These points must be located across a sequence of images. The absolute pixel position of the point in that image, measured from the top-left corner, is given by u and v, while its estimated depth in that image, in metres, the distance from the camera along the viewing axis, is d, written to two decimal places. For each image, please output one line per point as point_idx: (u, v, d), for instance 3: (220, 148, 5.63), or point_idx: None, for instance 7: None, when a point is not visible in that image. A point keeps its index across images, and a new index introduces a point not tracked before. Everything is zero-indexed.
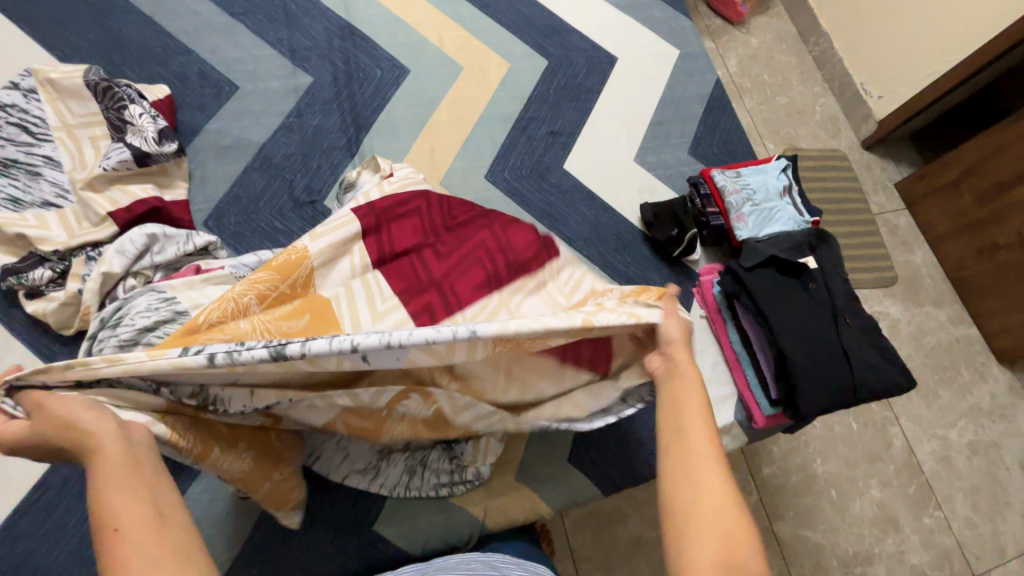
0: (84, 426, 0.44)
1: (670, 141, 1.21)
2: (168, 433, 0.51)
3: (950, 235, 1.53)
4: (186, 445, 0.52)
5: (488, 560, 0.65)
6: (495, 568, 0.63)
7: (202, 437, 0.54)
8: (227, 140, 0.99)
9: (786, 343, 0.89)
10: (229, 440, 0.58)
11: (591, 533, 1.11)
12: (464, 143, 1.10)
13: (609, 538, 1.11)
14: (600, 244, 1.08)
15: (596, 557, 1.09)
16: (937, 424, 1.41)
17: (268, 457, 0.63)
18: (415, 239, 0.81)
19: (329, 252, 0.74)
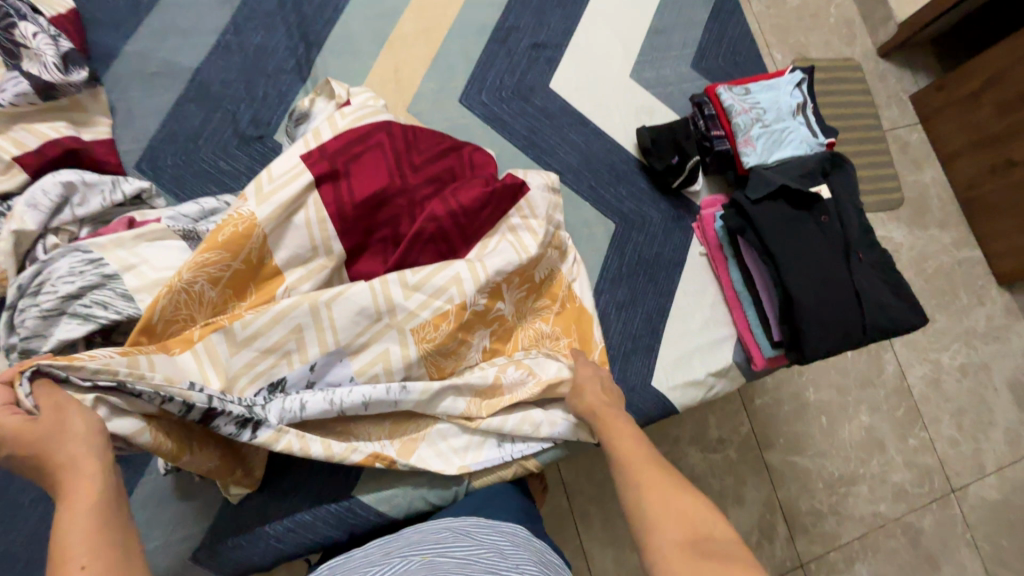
0: (63, 450, 0.44)
1: (669, 52, 1.06)
2: (152, 439, 0.54)
3: (962, 152, 1.42)
4: (167, 447, 0.56)
5: (457, 529, 0.60)
6: (464, 536, 0.59)
7: (179, 439, 0.57)
8: (153, 65, 0.85)
9: (793, 284, 0.82)
10: (200, 440, 0.60)
11: (584, 469, 1.10)
12: (433, 61, 0.95)
13: (601, 472, 1.11)
14: (590, 175, 0.97)
15: (588, 491, 1.09)
16: (931, 348, 1.38)
17: (233, 453, 0.65)
18: (379, 184, 0.73)
19: (280, 214, 0.67)
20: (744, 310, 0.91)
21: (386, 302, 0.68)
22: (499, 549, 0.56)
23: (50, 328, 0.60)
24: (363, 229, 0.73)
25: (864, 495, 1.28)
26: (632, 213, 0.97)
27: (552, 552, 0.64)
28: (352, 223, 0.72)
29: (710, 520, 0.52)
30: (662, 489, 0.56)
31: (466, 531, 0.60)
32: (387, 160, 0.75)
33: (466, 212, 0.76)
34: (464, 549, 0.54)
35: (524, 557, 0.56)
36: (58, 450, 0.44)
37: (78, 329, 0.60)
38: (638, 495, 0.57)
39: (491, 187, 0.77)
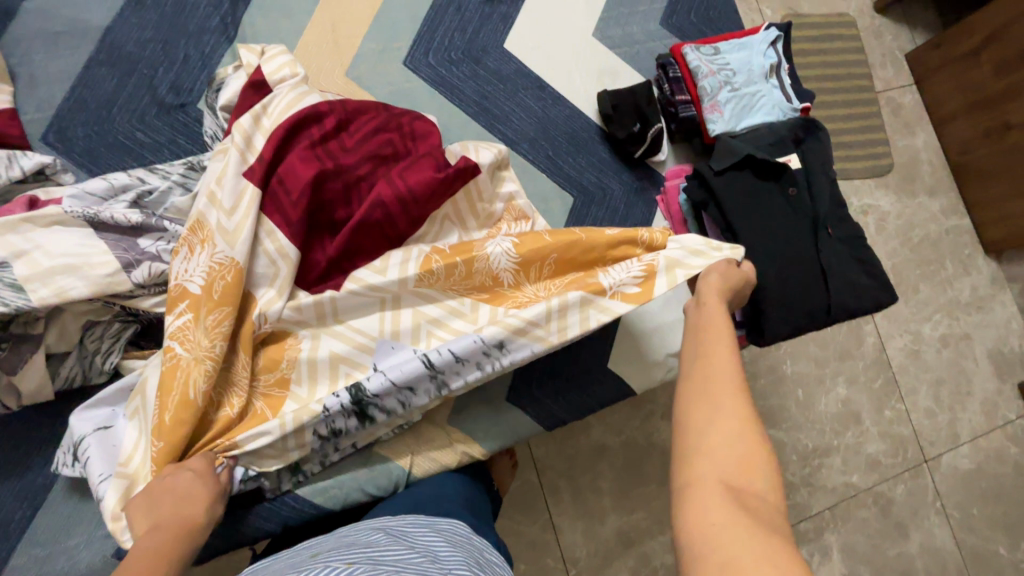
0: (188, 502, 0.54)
1: (638, 7, 0.97)
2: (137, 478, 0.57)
3: (956, 115, 1.34)
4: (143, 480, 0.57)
5: (390, 531, 0.57)
6: (397, 538, 0.55)
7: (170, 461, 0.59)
8: (58, 25, 0.77)
9: (755, 262, 0.77)
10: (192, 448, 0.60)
11: (554, 445, 1.08)
12: (376, 17, 0.87)
13: (572, 449, 1.09)
14: (549, 144, 0.91)
15: (559, 466, 1.07)
16: (912, 319, 1.35)
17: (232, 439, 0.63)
18: (313, 170, 0.67)
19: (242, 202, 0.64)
20: None
21: (368, 289, 0.66)
22: (432, 554, 0.53)
23: None
24: (315, 217, 0.69)
25: (837, 466, 1.27)
26: (593, 186, 0.91)
27: (495, 555, 0.61)
28: (291, 210, 0.65)
29: (766, 470, 0.41)
30: (739, 427, 0.44)
31: (399, 533, 0.57)
32: (319, 149, 0.69)
33: (414, 198, 0.70)
34: (393, 554, 0.51)
35: (458, 559, 0.53)
36: (178, 499, 0.53)
37: None
38: (704, 415, 0.45)
39: (442, 172, 0.72)
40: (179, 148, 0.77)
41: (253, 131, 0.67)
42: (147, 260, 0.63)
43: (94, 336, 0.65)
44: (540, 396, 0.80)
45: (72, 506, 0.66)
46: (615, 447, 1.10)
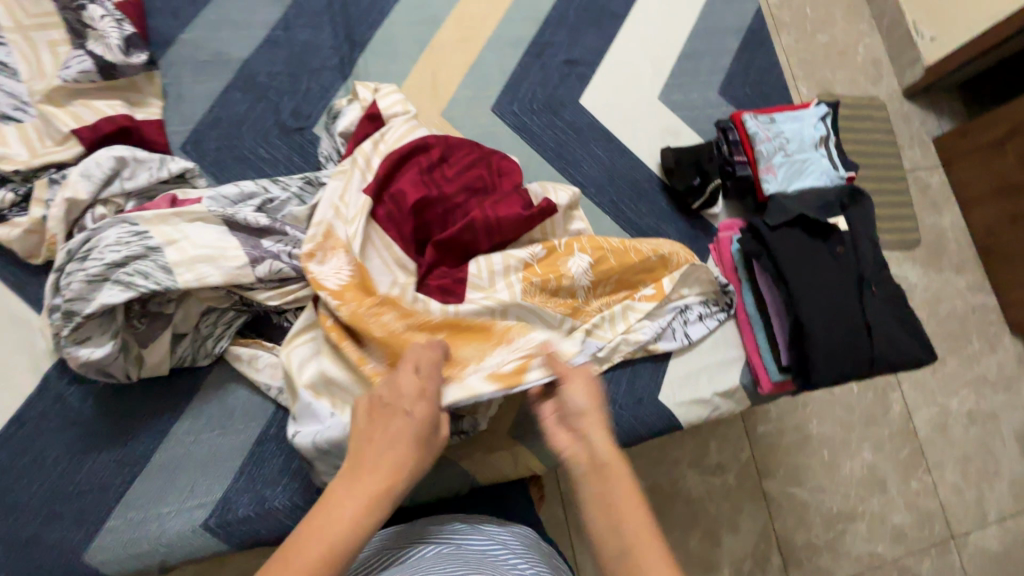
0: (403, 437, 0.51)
1: (698, 78, 1.09)
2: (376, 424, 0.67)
3: (982, 199, 1.42)
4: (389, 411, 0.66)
5: (474, 542, 0.60)
6: (484, 548, 0.59)
7: None
8: (205, 54, 0.89)
9: (804, 311, 0.84)
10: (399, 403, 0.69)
11: (581, 481, 1.08)
12: (470, 69, 0.99)
13: None
14: (613, 190, 1.00)
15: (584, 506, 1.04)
16: (939, 392, 1.38)
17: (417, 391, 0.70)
18: (419, 195, 0.77)
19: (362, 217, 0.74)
20: (754, 332, 0.92)
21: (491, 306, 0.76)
22: (523, 563, 0.57)
23: (93, 293, 0.64)
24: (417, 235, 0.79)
25: (862, 533, 1.27)
26: (650, 231, 0.99)
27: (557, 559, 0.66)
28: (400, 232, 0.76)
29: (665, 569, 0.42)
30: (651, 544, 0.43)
31: (482, 544, 0.60)
32: (426, 176, 0.79)
33: (499, 225, 0.80)
34: (494, 563, 0.55)
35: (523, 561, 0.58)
36: (393, 445, 0.51)
37: (122, 295, 0.63)
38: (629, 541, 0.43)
39: (528, 213, 0.82)
40: (293, 165, 0.87)
41: (372, 154, 0.78)
42: (268, 257, 0.71)
43: (209, 321, 0.73)
44: None
45: (167, 476, 0.72)
46: (639, 490, 1.11)
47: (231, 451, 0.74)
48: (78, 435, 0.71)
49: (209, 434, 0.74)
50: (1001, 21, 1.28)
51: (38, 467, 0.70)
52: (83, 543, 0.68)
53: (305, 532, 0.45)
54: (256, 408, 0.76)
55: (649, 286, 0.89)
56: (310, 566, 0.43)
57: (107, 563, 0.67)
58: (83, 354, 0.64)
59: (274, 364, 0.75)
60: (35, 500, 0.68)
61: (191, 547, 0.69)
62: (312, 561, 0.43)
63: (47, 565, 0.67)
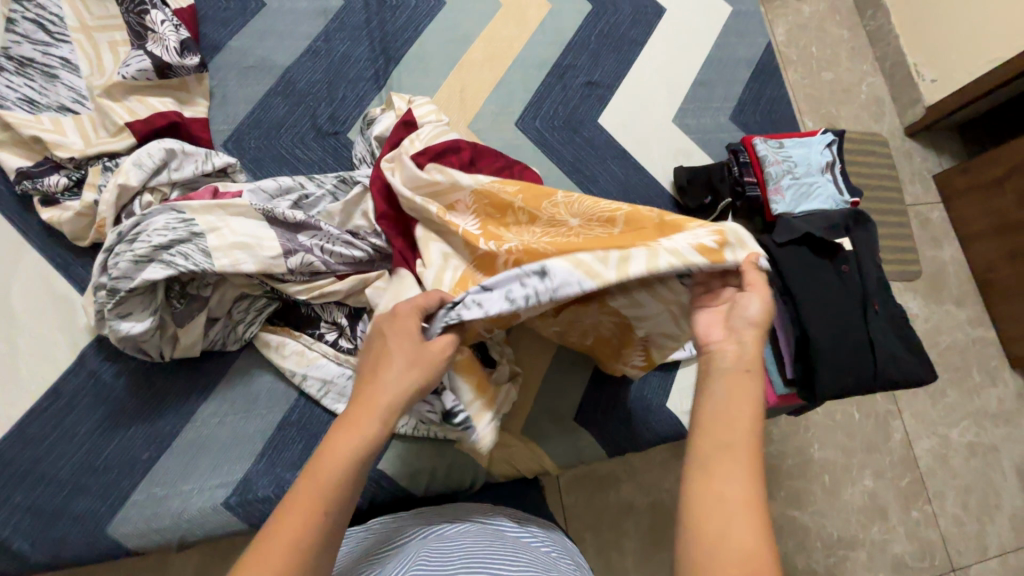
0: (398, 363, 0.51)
1: (711, 104, 1.15)
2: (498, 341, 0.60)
3: (981, 235, 1.47)
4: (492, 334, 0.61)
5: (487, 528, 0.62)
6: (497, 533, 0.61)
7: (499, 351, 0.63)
8: (251, 60, 0.95)
9: (811, 324, 0.87)
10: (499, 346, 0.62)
11: (585, 495, 1.06)
12: (496, 86, 1.05)
13: (600, 502, 1.06)
14: (627, 205, 1.04)
15: (586, 518, 1.05)
16: (940, 422, 1.38)
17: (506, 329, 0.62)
18: None
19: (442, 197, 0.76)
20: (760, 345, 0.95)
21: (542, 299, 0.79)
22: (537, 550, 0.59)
23: (138, 271, 0.68)
24: None
25: (863, 561, 1.25)
26: None
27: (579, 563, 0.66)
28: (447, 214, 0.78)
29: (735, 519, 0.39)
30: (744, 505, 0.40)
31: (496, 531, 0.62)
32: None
33: None
34: (511, 549, 0.56)
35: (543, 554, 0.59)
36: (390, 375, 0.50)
37: (164, 273, 0.67)
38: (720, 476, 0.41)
39: None
40: (327, 167, 0.92)
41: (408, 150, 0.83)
42: (302, 250, 0.75)
43: (242, 307, 0.77)
44: (604, 422, 0.88)
45: (191, 455, 0.74)
46: (642, 507, 1.07)
47: (253, 435, 0.76)
48: (109, 411, 0.74)
49: (233, 417, 0.76)
50: (999, 66, 1.34)
51: (70, 439, 0.72)
52: (107, 515, 0.69)
53: (307, 486, 0.43)
54: (280, 394, 0.78)
55: None
56: (310, 513, 0.42)
57: (130, 537, 0.69)
58: (125, 328, 0.69)
59: (300, 351, 0.78)
60: (65, 471, 0.71)
61: (210, 525, 0.71)
62: (307, 510, 0.42)
63: (71, 536, 0.68)
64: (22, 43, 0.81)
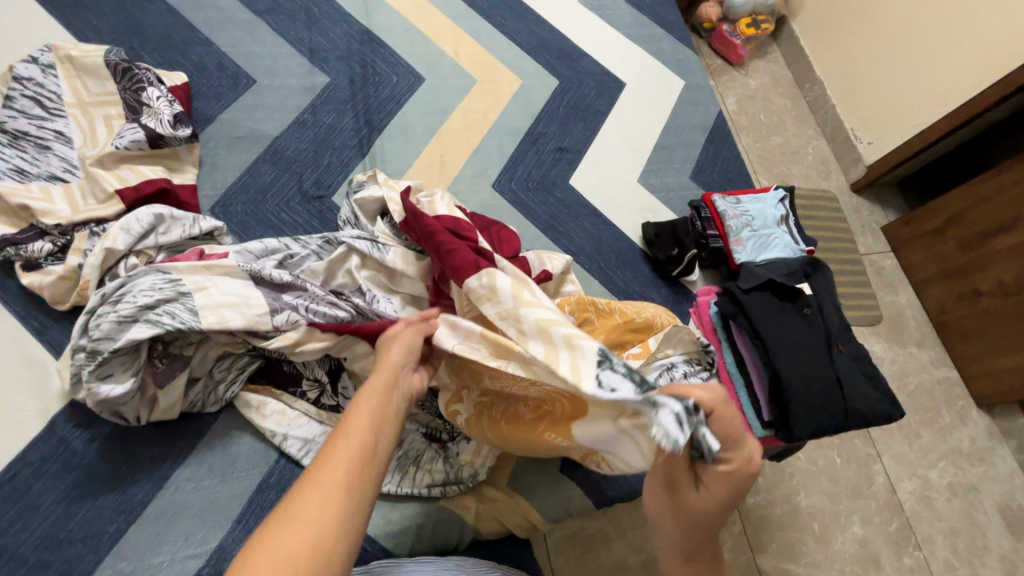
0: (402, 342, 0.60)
1: (672, 165, 1.24)
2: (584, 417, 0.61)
3: (932, 279, 1.58)
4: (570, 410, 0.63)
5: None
6: None
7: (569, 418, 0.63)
8: (241, 131, 1.00)
9: (781, 366, 0.91)
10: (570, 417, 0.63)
11: (574, 555, 0.97)
12: (473, 152, 1.12)
13: (592, 562, 0.98)
14: (601, 259, 1.10)
15: None
16: (918, 463, 1.40)
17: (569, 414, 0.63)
18: None
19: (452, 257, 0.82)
20: (736, 390, 0.98)
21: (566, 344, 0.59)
22: None
23: (122, 332, 0.68)
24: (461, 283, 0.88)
25: None
26: (635, 294, 1.08)
27: None
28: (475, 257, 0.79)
29: None
30: None
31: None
32: None
33: None
34: None
35: None
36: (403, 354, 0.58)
37: (149, 331, 0.68)
38: None
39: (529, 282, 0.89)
40: (312, 229, 0.96)
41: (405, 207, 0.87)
42: (288, 307, 0.76)
43: (223, 367, 0.77)
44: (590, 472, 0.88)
45: (162, 525, 0.70)
46: (636, 568, 0.99)
47: (230, 499, 0.73)
48: (78, 479, 0.71)
49: (210, 481, 0.74)
50: (929, 126, 1.49)
51: (34, 511, 0.69)
52: None
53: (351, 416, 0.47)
54: (259, 455, 0.77)
55: (636, 346, 0.96)
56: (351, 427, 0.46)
57: None
58: (105, 390, 0.68)
59: (281, 411, 0.77)
60: (25, 547, 0.67)
61: None
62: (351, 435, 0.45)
63: None
64: (18, 118, 0.84)
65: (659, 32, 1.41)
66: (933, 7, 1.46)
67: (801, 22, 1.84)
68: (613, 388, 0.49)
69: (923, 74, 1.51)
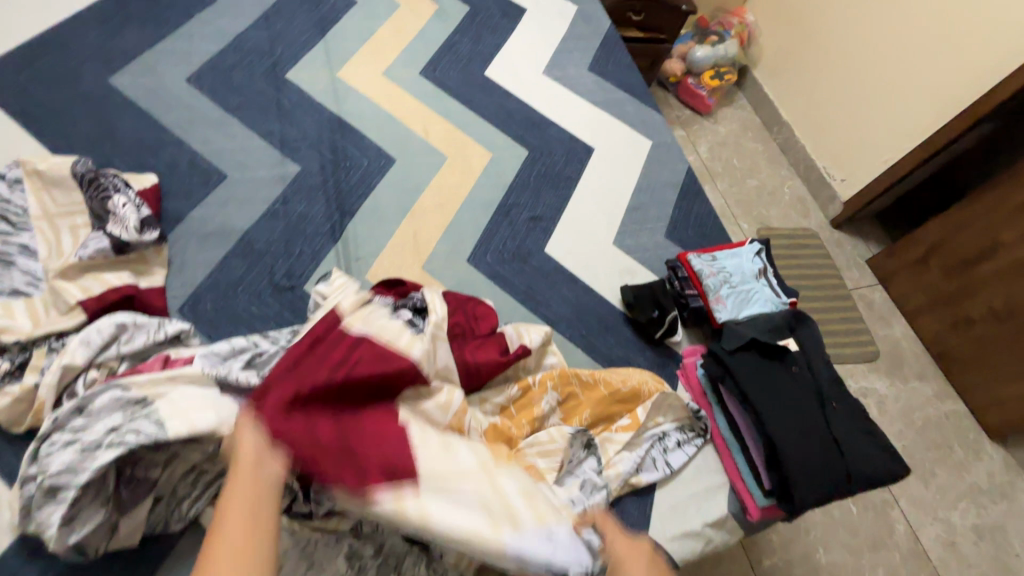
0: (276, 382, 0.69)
1: (647, 224, 1.25)
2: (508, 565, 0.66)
3: (923, 309, 1.72)
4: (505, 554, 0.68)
5: None
6: None
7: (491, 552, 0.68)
8: (210, 227, 1.00)
9: (775, 429, 0.87)
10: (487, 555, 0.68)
11: None
12: (447, 228, 1.13)
13: None
14: (582, 326, 1.08)
15: None
16: (938, 506, 1.41)
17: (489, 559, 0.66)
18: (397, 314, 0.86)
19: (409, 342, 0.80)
20: (733, 456, 0.93)
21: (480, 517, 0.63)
22: None
23: (86, 462, 0.64)
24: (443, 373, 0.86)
25: None
26: (620, 360, 1.06)
27: None
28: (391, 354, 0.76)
29: None
30: None
31: None
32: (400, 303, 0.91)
33: (479, 369, 0.87)
34: None
35: None
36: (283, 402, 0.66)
37: (112, 453, 0.63)
38: None
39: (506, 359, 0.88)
40: (283, 321, 0.94)
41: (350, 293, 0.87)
42: None
43: (187, 483, 0.72)
44: None
45: None
46: None
47: None
48: None
49: None
50: (899, 161, 1.72)
51: None
52: None
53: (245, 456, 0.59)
54: None
55: (624, 417, 0.93)
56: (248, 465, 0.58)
57: None
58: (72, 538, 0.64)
59: None
60: None
61: None
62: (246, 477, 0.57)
63: None
64: None
65: (623, 95, 1.45)
66: (896, 58, 1.69)
67: (761, 70, 2.11)
68: (530, 556, 0.62)
69: (889, 117, 1.73)
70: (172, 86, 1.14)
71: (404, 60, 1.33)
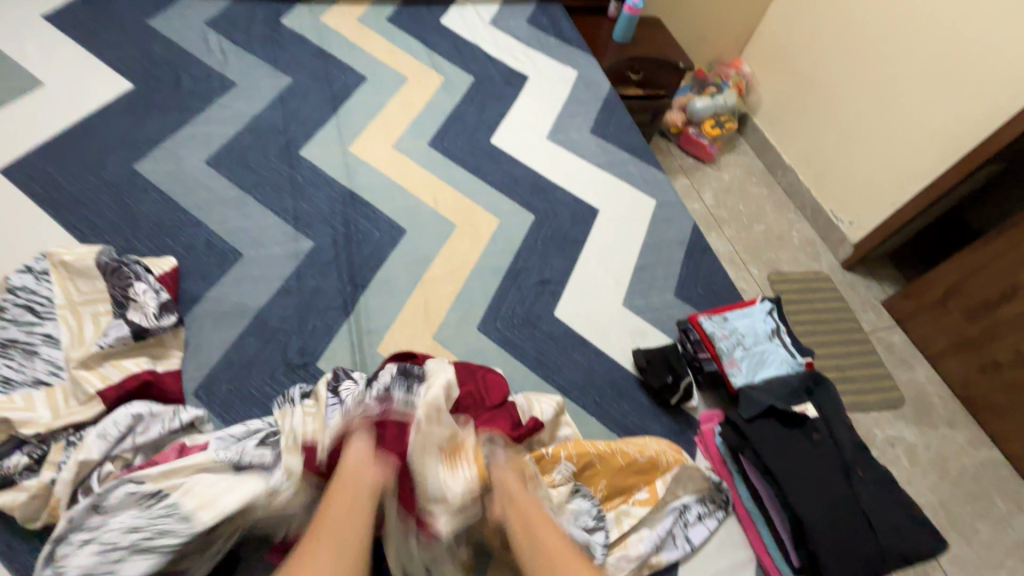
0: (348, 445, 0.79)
1: (656, 284, 1.25)
2: None
3: (947, 352, 1.68)
4: None
5: None
6: None
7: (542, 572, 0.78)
8: (226, 306, 1.03)
9: (801, 504, 0.85)
10: None
11: None
12: (457, 296, 1.14)
13: None
14: (595, 391, 1.07)
15: None
16: (984, 565, 1.35)
17: None
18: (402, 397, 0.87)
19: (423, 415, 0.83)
20: (757, 528, 0.90)
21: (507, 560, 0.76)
22: None
23: (111, 564, 0.66)
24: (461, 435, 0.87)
25: None
26: (635, 427, 1.03)
27: None
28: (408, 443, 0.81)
29: None
30: None
31: None
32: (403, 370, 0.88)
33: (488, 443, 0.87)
34: None
35: None
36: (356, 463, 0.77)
37: (145, 561, 0.67)
38: None
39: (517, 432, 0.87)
40: None
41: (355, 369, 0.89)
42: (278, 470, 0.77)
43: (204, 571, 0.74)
44: None
45: None
46: None
47: None
48: None
49: None
50: (907, 203, 1.72)
51: None
52: None
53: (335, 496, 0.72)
54: None
55: (642, 490, 0.90)
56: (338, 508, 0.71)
57: None
58: None
59: None
60: None
61: None
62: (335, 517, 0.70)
63: None
64: (9, 327, 0.87)
65: (625, 155, 1.49)
66: (891, 107, 1.73)
67: (763, 118, 2.15)
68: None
69: (891, 162, 1.75)
70: (192, 169, 1.20)
71: (412, 132, 1.39)
